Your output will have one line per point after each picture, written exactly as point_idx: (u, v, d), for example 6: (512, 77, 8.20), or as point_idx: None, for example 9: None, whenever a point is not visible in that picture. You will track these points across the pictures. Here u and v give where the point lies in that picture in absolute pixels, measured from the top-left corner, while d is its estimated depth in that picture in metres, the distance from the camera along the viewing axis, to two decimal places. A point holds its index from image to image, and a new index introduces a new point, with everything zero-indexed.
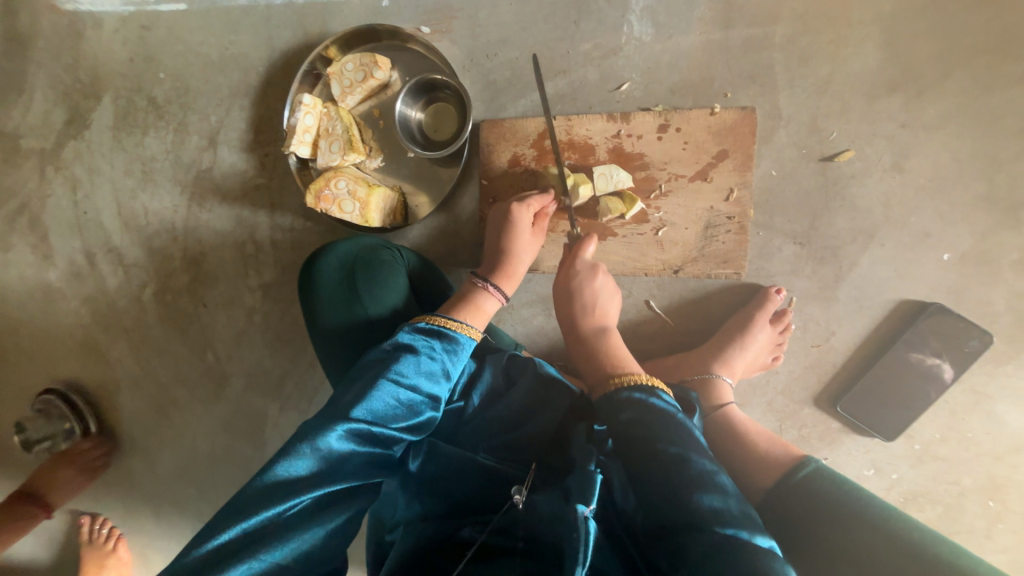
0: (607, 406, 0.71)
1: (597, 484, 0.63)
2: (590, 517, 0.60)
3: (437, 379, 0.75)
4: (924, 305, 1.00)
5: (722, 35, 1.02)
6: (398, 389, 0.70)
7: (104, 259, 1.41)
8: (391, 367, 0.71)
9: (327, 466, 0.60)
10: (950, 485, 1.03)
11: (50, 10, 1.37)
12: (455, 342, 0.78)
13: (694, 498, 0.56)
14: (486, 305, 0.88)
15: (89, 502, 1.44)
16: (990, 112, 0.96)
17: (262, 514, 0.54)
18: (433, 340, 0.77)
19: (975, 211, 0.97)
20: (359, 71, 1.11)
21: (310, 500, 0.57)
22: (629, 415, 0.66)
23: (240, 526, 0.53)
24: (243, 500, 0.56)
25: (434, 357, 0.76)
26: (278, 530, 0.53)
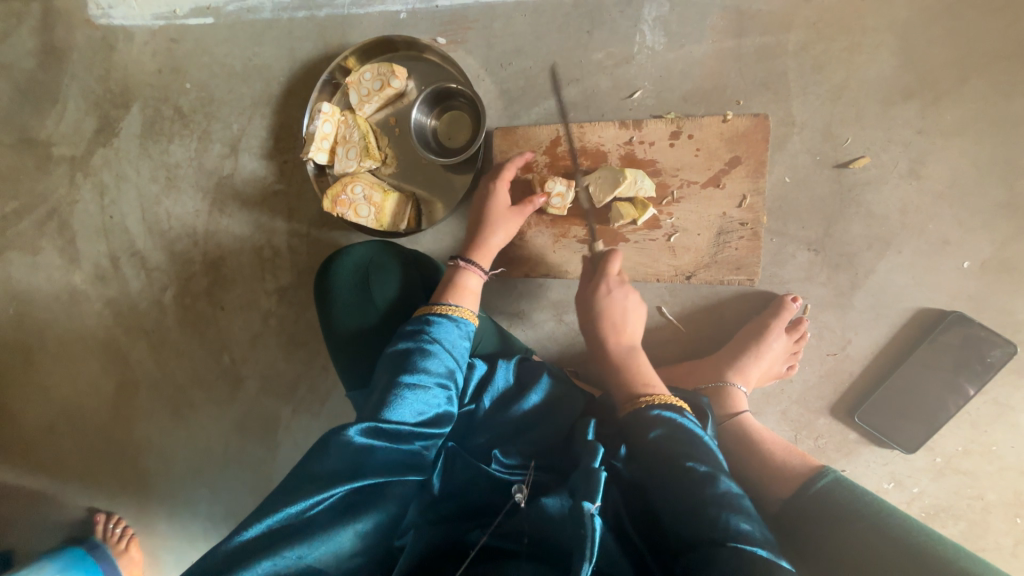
0: (631, 422, 0.71)
1: (602, 480, 0.63)
2: (597, 514, 0.60)
3: (444, 368, 0.79)
4: (943, 314, 0.98)
5: (735, 43, 1.03)
6: (407, 385, 0.74)
7: (127, 262, 1.45)
8: (396, 370, 0.76)
9: (353, 465, 0.61)
10: (973, 500, 0.99)
11: (85, 24, 1.44)
12: (450, 326, 0.83)
13: (715, 514, 0.57)
14: (468, 282, 0.94)
15: (105, 501, 1.46)
16: (1009, 118, 0.95)
17: (286, 510, 0.55)
18: (431, 333, 0.81)
19: (995, 218, 0.96)
20: (376, 80, 1.14)
21: (334, 499, 0.57)
22: (658, 433, 0.67)
23: (268, 520, 0.54)
24: (275, 495, 0.58)
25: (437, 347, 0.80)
26: (305, 526, 0.54)
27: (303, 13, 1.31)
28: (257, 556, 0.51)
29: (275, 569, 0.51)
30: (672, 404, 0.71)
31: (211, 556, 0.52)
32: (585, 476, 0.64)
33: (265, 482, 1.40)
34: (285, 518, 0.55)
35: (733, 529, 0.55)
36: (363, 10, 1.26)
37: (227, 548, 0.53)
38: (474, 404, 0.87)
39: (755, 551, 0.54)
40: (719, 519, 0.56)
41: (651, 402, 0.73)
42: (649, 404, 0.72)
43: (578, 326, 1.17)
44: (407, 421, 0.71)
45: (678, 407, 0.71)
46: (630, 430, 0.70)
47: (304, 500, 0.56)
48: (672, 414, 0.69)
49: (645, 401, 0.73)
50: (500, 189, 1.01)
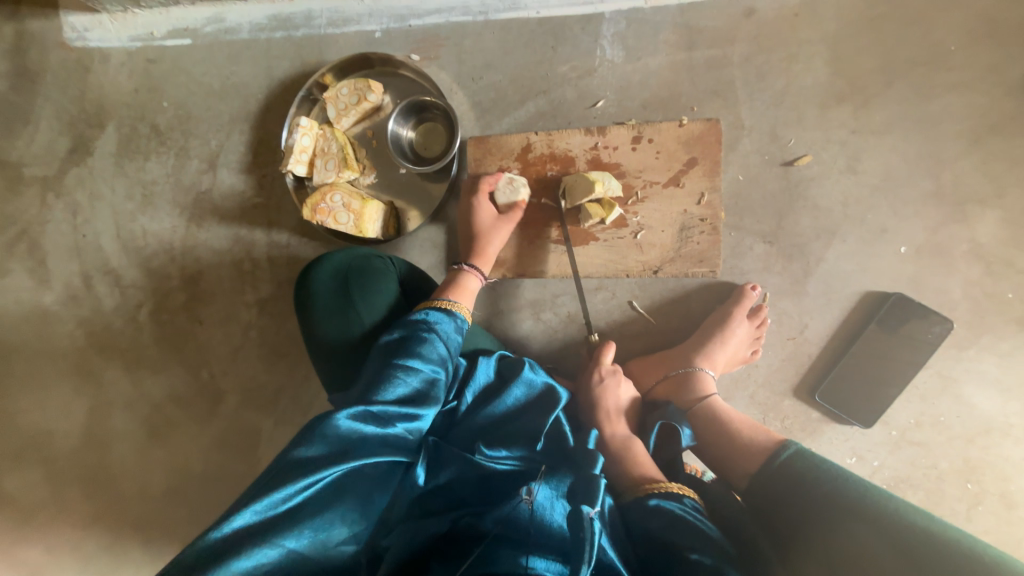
0: (632, 510, 0.73)
1: (602, 486, 0.71)
2: (595, 518, 0.65)
3: (438, 358, 0.84)
4: (888, 295, 1.06)
5: (686, 55, 1.12)
6: (401, 368, 0.78)
7: (101, 281, 1.44)
8: (392, 356, 0.82)
9: (342, 449, 0.63)
10: (929, 469, 1.06)
11: (59, 47, 1.46)
12: (448, 322, 0.90)
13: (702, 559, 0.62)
14: (469, 283, 1.03)
15: (77, 529, 1.41)
16: (931, 117, 1.06)
17: (275, 498, 0.56)
18: (428, 326, 0.88)
19: (926, 206, 1.06)
20: (353, 95, 1.19)
21: (321, 485, 0.59)
22: (661, 514, 0.70)
23: (257, 507, 0.56)
24: (261, 483, 0.59)
25: (433, 338, 0.86)
26: (296, 514, 0.56)
27: (280, 33, 1.35)
28: (252, 541, 0.53)
29: (266, 555, 0.53)
30: (672, 494, 0.74)
31: (197, 548, 0.53)
32: (587, 482, 0.71)
33: None
34: (274, 505, 0.56)
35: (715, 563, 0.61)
36: (339, 30, 1.31)
37: (214, 537, 0.54)
38: (457, 401, 0.90)
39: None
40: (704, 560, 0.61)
41: (654, 490, 0.75)
42: (649, 490, 0.75)
43: (556, 323, 1.21)
44: (397, 398, 0.74)
45: (677, 495, 0.74)
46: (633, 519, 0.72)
47: (289, 488, 0.57)
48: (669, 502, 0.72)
49: (650, 490, 0.74)
50: (482, 202, 1.08)
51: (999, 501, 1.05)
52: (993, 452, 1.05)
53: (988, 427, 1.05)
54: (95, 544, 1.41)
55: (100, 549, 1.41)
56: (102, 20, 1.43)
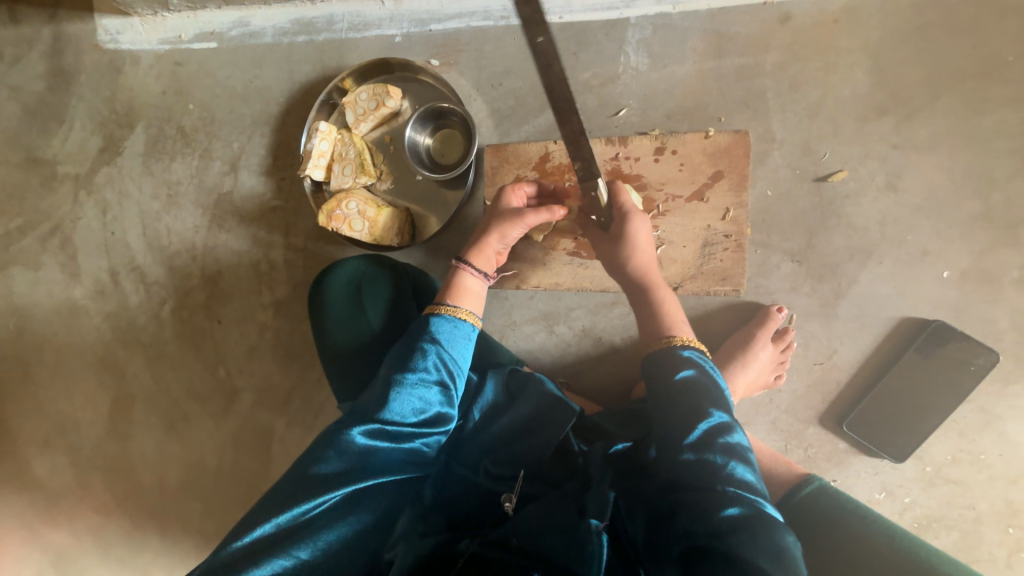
0: (652, 363, 0.73)
1: (611, 502, 0.67)
2: (603, 531, 0.64)
3: (446, 368, 0.78)
4: (926, 322, 0.99)
5: (715, 63, 1.07)
6: (410, 383, 0.74)
7: (126, 277, 1.48)
8: (399, 366, 0.76)
9: (351, 469, 0.65)
10: (965, 510, 0.99)
11: (94, 49, 1.50)
12: (460, 330, 0.82)
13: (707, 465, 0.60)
14: (466, 283, 0.91)
15: (98, 517, 1.46)
16: (981, 133, 0.98)
17: (292, 511, 0.60)
18: (435, 334, 0.80)
19: (973, 229, 0.98)
20: (372, 100, 1.19)
21: (336, 499, 0.63)
22: (684, 374, 0.68)
23: (276, 520, 0.60)
24: (278, 497, 0.63)
25: (443, 348, 0.80)
26: (309, 529, 0.60)
27: (303, 37, 1.36)
28: (271, 552, 0.58)
29: (284, 565, 0.58)
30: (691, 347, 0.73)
31: (223, 557, 0.58)
32: (597, 494, 0.69)
33: (258, 497, 1.40)
34: (290, 519, 0.60)
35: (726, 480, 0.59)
36: (360, 34, 1.31)
37: (235, 548, 0.58)
38: (465, 419, 0.88)
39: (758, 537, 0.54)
40: (703, 460, 0.60)
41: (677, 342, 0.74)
42: (679, 344, 0.73)
43: (569, 337, 1.19)
44: (405, 419, 0.73)
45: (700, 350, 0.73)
46: (651, 373, 0.72)
47: (301, 505, 0.61)
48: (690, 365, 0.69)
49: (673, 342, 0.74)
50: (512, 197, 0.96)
51: None
52: None
53: None
54: (115, 532, 1.45)
55: (120, 537, 1.45)
56: (134, 22, 1.47)
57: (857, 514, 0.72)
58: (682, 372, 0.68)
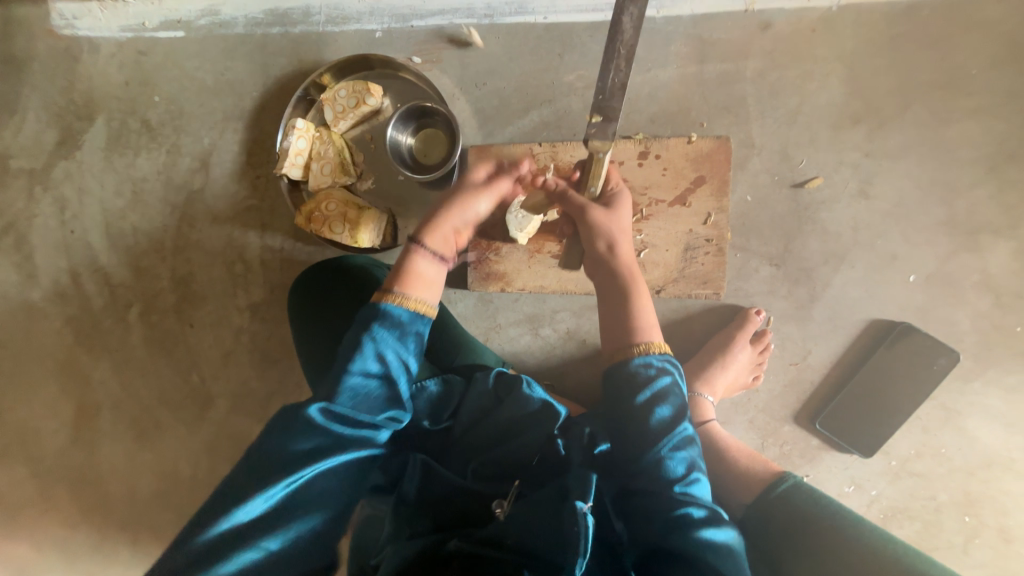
0: (618, 376, 0.75)
1: (592, 483, 0.69)
2: (588, 512, 0.65)
3: (396, 360, 0.72)
4: (894, 324, 1.04)
5: (698, 69, 1.08)
6: (353, 374, 0.68)
7: (89, 278, 1.40)
8: (342, 358, 0.70)
9: (304, 452, 0.62)
10: (927, 501, 1.05)
11: (47, 34, 1.40)
12: (400, 320, 0.75)
13: (673, 474, 0.69)
14: (419, 266, 0.82)
15: (63, 528, 1.40)
16: (946, 142, 1.03)
17: (256, 500, 0.58)
18: (377, 324, 0.73)
19: (938, 235, 1.03)
20: (351, 97, 1.15)
21: (305, 482, 0.61)
22: (646, 390, 0.72)
23: (230, 517, 0.58)
24: (235, 489, 0.60)
25: (396, 337, 0.73)
26: (266, 524, 0.58)
27: (277, 29, 1.30)
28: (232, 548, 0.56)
29: (253, 557, 0.57)
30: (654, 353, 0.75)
31: (185, 552, 0.56)
32: (579, 479, 0.69)
33: None
34: (244, 514, 0.58)
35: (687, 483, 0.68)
36: (338, 28, 1.26)
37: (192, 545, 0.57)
38: (451, 421, 0.87)
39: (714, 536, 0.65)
40: (665, 471, 0.68)
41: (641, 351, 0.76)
42: (644, 353, 0.75)
43: (554, 339, 1.19)
44: (352, 407, 0.67)
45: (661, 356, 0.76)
46: (618, 385, 0.74)
47: (260, 493, 0.59)
48: (657, 368, 0.74)
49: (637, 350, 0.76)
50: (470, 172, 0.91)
51: (996, 535, 1.04)
52: (992, 485, 1.04)
53: (989, 460, 1.04)
54: (83, 544, 1.39)
55: (88, 549, 1.39)
56: (92, 8, 1.38)
57: (829, 508, 0.75)
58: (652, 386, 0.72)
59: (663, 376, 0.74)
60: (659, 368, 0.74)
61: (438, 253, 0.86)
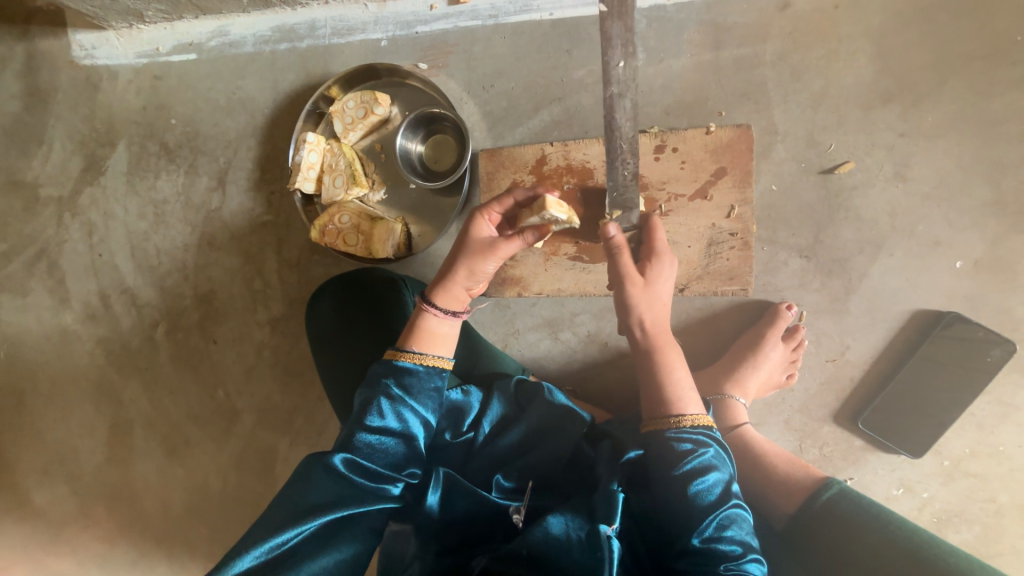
0: (656, 447, 0.71)
1: (619, 502, 0.67)
2: (614, 537, 0.64)
3: (412, 415, 0.72)
4: (940, 315, 0.97)
5: (713, 56, 1.04)
6: (369, 432, 0.69)
7: (117, 300, 1.44)
8: (357, 415, 0.71)
9: (332, 494, 0.64)
10: (985, 503, 0.98)
11: (69, 66, 1.45)
12: (419, 377, 0.75)
13: (722, 551, 0.62)
14: (432, 325, 0.82)
15: (103, 544, 1.44)
16: (990, 117, 0.95)
17: (274, 539, 0.59)
18: (394, 378, 0.73)
19: (985, 216, 0.96)
20: (360, 108, 1.15)
21: (320, 524, 0.61)
22: (688, 466, 0.67)
23: (256, 552, 0.58)
24: (265, 521, 0.61)
25: (409, 394, 0.73)
26: (291, 560, 0.58)
27: (284, 45, 1.31)
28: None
29: None
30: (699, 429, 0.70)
31: None
32: (603, 498, 0.68)
33: None
34: (273, 548, 0.59)
35: (740, 562, 0.61)
36: (343, 40, 1.26)
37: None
38: (474, 432, 0.84)
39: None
40: (713, 552, 0.62)
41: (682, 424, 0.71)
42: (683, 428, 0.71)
43: (574, 343, 1.16)
44: (373, 461, 0.68)
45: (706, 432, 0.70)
46: (657, 455, 0.70)
47: (278, 535, 0.59)
48: (693, 442, 0.69)
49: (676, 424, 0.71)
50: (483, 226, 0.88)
51: None
52: None
53: None
54: (121, 559, 1.43)
55: (126, 564, 1.43)
56: (109, 37, 1.42)
57: (880, 518, 0.70)
58: (693, 462, 0.67)
59: (704, 450, 0.68)
60: (696, 443, 0.69)
61: (450, 310, 0.83)
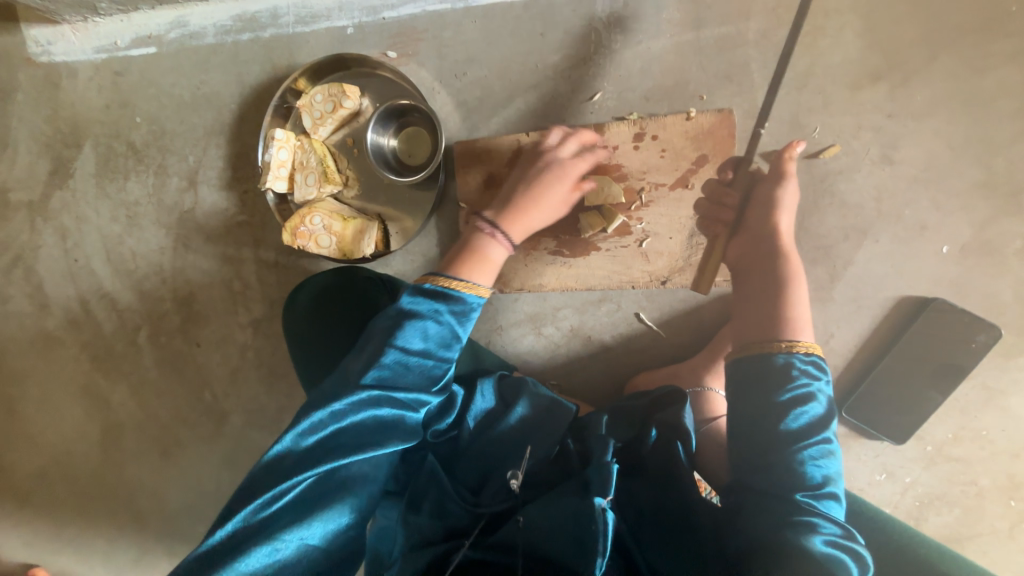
0: (764, 362, 0.70)
1: (614, 476, 0.67)
2: (608, 508, 0.64)
3: (445, 341, 0.73)
4: (926, 301, 0.95)
5: (694, 36, 0.99)
6: (404, 355, 0.70)
7: (97, 305, 1.42)
8: (388, 334, 0.71)
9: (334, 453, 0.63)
10: (967, 486, 0.98)
11: (26, 63, 1.38)
12: (464, 305, 0.75)
13: (806, 480, 0.64)
14: (492, 254, 0.85)
15: (104, 543, 1.46)
16: (981, 95, 0.91)
17: (267, 496, 0.58)
18: (433, 306, 0.73)
19: (973, 199, 0.93)
20: (328, 101, 1.10)
21: (312, 479, 0.60)
22: (793, 391, 0.67)
23: (247, 511, 0.57)
24: (252, 485, 0.59)
25: (456, 322, 0.74)
26: (282, 518, 0.57)
27: (247, 35, 1.25)
28: (250, 543, 0.55)
29: (271, 557, 0.56)
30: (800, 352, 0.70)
31: (202, 549, 0.55)
32: (599, 470, 0.68)
33: None
34: (263, 506, 0.57)
35: (820, 499, 0.63)
36: (308, 28, 1.20)
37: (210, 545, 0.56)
38: (458, 429, 0.82)
39: (841, 558, 0.59)
40: (800, 480, 0.64)
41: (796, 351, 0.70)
42: (790, 352, 0.70)
43: (558, 338, 1.13)
44: (403, 384, 0.70)
45: (819, 363, 0.70)
46: (751, 375, 0.70)
47: (272, 492, 0.58)
48: (801, 370, 0.69)
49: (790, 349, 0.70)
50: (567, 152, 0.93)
51: None
52: None
53: None
54: (123, 557, 1.46)
55: (129, 561, 1.46)
56: (64, 31, 1.35)
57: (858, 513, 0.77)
58: (799, 419, 0.66)
59: (806, 380, 0.68)
60: (804, 371, 0.68)
61: (513, 241, 0.88)
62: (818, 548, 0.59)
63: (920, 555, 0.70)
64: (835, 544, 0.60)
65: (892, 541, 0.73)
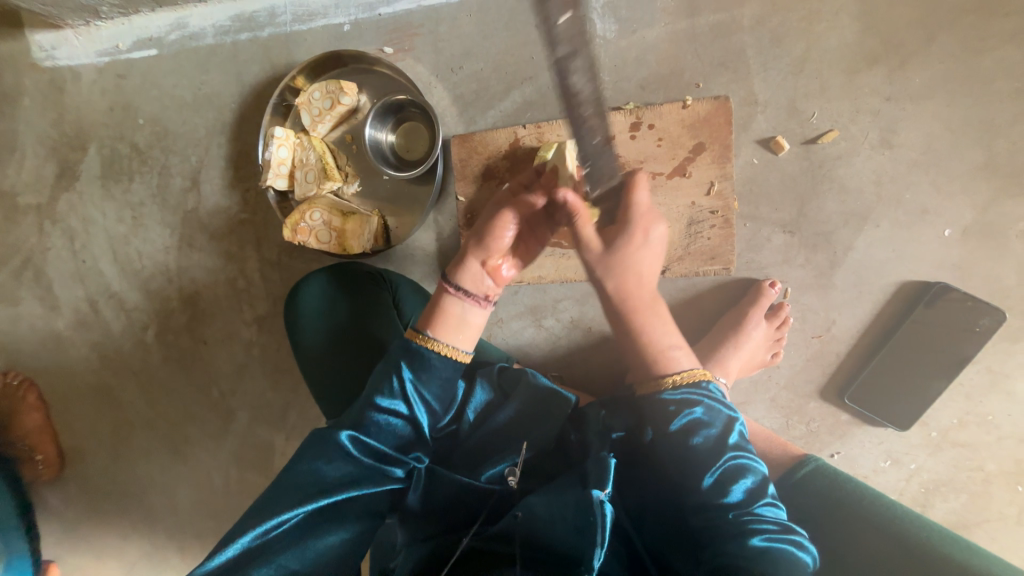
0: (649, 407, 0.70)
1: (610, 468, 0.67)
2: (605, 500, 0.63)
3: (424, 400, 0.71)
4: (928, 285, 0.94)
5: (689, 23, 0.98)
6: (382, 411, 0.68)
7: (105, 305, 1.44)
8: (371, 390, 0.69)
9: (349, 472, 0.63)
10: (973, 471, 0.97)
11: (31, 68, 1.41)
12: (436, 367, 0.71)
13: (734, 496, 0.62)
14: (467, 314, 0.76)
15: (117, 539, 1.48)
16: (982, 75, 0.90)
17: (270, 521, 0.57)
18: (412, 364, 0.70)
19: (975, 181, 0.92)
20: (326, 98, 1.11)
21: (314, 509, 0.59)
22: (680, 422, 0.66)
23: (251, 533, 0.57)
24: (264, 504, 0.60)
25: (430, 383, 0.71)
26: (274, 551, 0.56)
27: (246, 35, 1.26)
28: (249, 567, 0.55)
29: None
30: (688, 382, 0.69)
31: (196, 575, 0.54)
32: (596, 463, 0.68)
33: None
34: (265, 531, 0.57)
35: (752, 506, 0.62)
36: (305, 26, 1.21)
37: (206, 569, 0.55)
38: (458, 423, 0.82)
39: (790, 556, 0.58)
40: (722, 498, 0.62)
41: (667, 385, 0.69)
42: (670, 387, 0.69)
43: (558, 330, 1.14)
44: (381, 442, 0.68)
45: (699, 380, 0.70)
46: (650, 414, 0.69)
47: (274, 516, 0.58)
48: (676, 404, 0.67)
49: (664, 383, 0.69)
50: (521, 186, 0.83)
51: None
52: None
53: None
54: (136, 553, 1.48)
55: (142, 558, 1.48)
56: (67, 35, 1.37)
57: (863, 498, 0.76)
58: (695, 441, 0.65)
59: (690, 409, 0.67)
60: (680, 403, 0.67)
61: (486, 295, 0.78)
62: (756, 547, 0.58)
63: (921, 542, 0.69)
64: (773, 540, 0.59)
65: (894, 526, 0.72)
